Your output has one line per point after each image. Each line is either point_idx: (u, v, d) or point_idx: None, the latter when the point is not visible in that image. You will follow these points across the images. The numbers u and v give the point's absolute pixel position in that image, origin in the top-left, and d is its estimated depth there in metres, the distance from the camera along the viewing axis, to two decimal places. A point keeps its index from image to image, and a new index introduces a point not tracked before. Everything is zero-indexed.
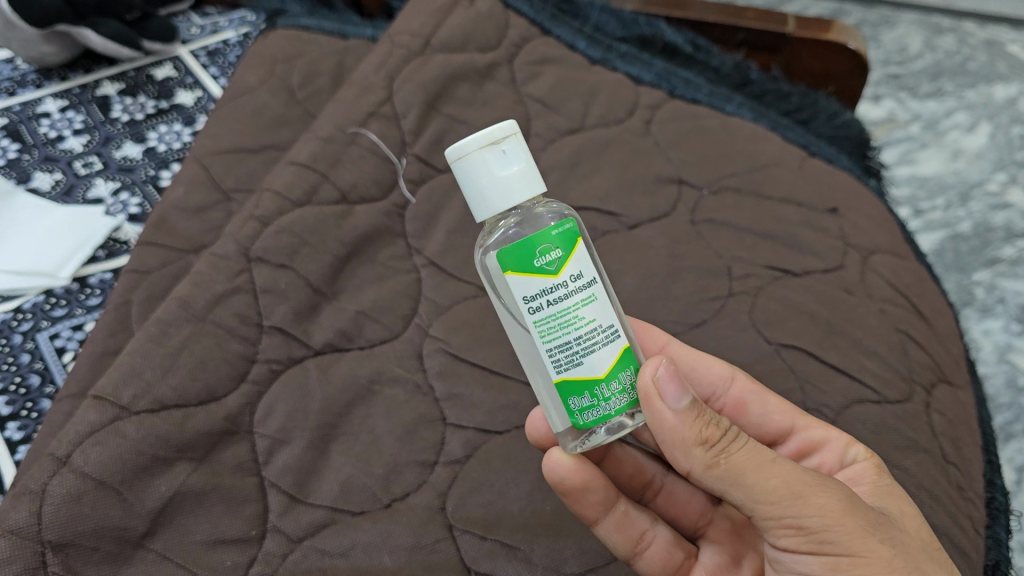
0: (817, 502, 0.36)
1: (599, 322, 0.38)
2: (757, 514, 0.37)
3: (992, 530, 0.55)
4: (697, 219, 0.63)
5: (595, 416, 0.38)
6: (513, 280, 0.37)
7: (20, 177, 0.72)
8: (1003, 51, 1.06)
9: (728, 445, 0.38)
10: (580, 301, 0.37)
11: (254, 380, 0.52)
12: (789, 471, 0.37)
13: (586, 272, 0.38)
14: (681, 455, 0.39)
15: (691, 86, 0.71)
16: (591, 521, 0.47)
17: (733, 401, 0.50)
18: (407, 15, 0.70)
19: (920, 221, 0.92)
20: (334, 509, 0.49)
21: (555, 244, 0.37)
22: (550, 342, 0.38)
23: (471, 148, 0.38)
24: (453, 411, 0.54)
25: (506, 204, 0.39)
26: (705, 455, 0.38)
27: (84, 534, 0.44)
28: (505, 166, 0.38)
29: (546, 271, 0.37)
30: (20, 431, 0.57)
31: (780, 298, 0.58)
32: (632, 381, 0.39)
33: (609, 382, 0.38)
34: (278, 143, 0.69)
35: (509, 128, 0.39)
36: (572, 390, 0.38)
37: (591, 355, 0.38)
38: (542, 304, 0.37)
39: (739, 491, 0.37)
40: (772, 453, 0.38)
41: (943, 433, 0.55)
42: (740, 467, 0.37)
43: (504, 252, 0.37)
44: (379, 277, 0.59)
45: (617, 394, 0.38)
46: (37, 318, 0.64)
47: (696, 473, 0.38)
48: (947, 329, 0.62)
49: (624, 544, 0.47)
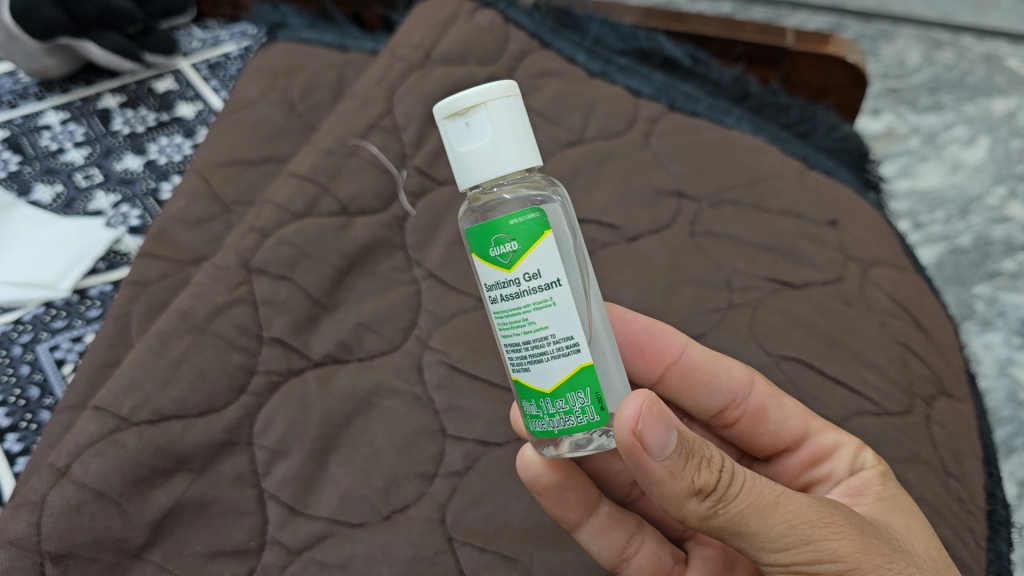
0: (828, 547, 0.36)
1: (550, 330, 0.36)
2: (764, 560, 0.37)
3: (993, 543, 0.54)
4: (697, 230, 0.63)
5: (540, 427, 0.38)
6: (475, 264, 0.38)
7: (21, 189, 0.72)
8: (1002, 65, 1.06)
9: (725, 490, 0.36)
10: (533, 303, 0.36)
11: (254, 392, 0.51)
12: (795, 514, 0.36)
13: (546, 272, 0.36)
14: (673, 505, 0.37)
15: (690, 99, 0.71)
16: (575, 526, 0.47)
17: (755, 407, 0.50)
18: (408, 28, 0.70)
19: (920, 235, 0.92)
20: (333, 522, 0.49)
21: (512, 237, 0.36)
22: (505, 337, 0.38)
23: (441, 116, 0.38)
24: (452, 423, 0.54)
25: (490, 169, 0.37)
26: (701, 507, 0.36)
27: (84, 545, 0.44)
28: (469, 138, 0.37)
29: (500, 263, 0.37)
30: (19, 443, 0.57)
31: (780, 311, 0.59)
32: (582, 405, 0.37)
33: (554, 399, 0.37)
34: (279, 156, 0.69)
35: (478, 95, 0.37)
36: (522, 394, 0.38)
37: (538, 364, 0.37)
38: (496, 297, 0.37)
39: (742, 539, 0.37)
40: (774, 493, 0.37)
41: (944, 446, 0.55)
42: (741, 516, 0.36)
43: (465, 234, 0.38)
44: (379, 289, 0.59)
45: (562, 413, 0.37)
46: (37, 329, 0.64)
47: (692, 521, 0.37)
48: (947, 341, 0.62)
49: (608, 549, 0.48)
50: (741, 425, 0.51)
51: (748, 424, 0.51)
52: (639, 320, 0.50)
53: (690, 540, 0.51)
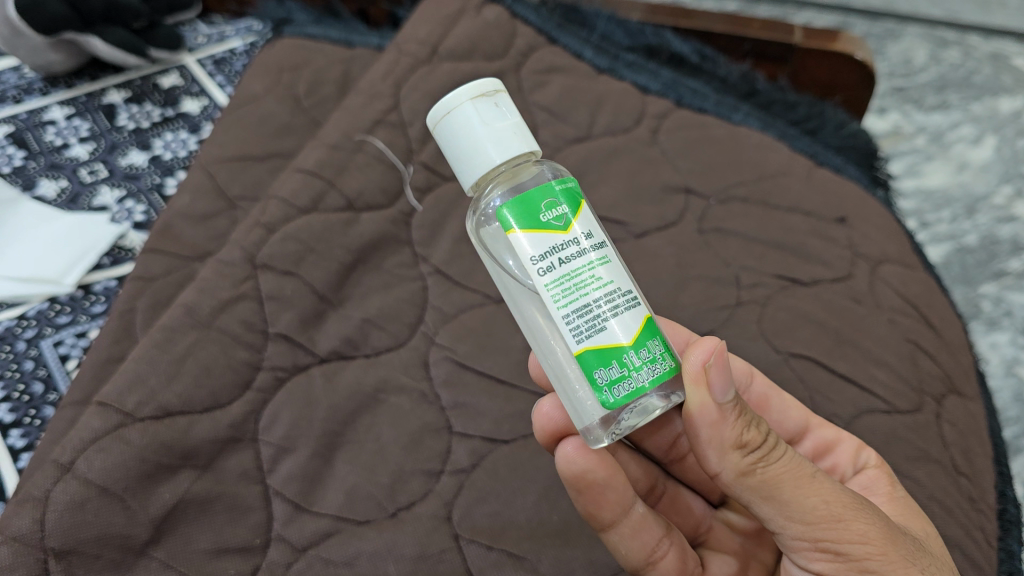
0: (858, 529, 0.36)
1: (617, 283, 0.36)
2: (791, 533, 0.37)
3: (1004, 542, 0.54)
4: (705, 227, 0.63)
5: (626, 392, 0.35)
6: (516, 239, 0.36)
7: (25, 183, 0.72)
8: (1009, 64, 1.06)
9: (768, 453, 0.37)
10: (595, 260, 0.36)
11: (259, 388, 0.51)
12: (829, 491, 0.36)
13: (597, 233, 0.37)
14: (714, 456, 0.37)
15: (697, 96, 0.71)
16: (607, 525, 0.44)
17: (758, 397, 0.50)
18: (414, 23, 0.70)
19: (927, 234, 0.92)
20: (338, 518, 0.49)
21: (561, 201, 0.37)
22: (567, 306, 0.35)
23: (464, 98, 0.38)
24: (459, 420, 0.53)
25: (519, 147, 0.38)
26: (742, 462, 0.36)
27: (88, 541, 0.44)
28: (498, 116, 0.38)
29: (555, 227, 0.36)
30: (22, 438, 0.57)
31: (789, 308, 0.58)
32: (660, 352, 0.36)
33: (638, 350, 0.36)
34: (284, 152, 0.69)
35: (495, 83, 0.39)
36: (597, 360, 0.35)
37: (612, 320, 0.35)
38: (552, 264, 0.35)
39: (773, 507, 0.36)
40: (812, 468, 0.37)
41: (954, 445, 0.54)
42: (778, 481, 0.36)
43: (500, 215, 0.36)
44: (385, 285, 0.58)
45: (648, 362, 0.36)
46: (41, 325, 0.63)
47: (727, 478, 0.37)
48: (956, 339, 0.61)
49: (638, 551, 0.44)
50: None
51: None
52: None
53: (703, 547, 0.50)
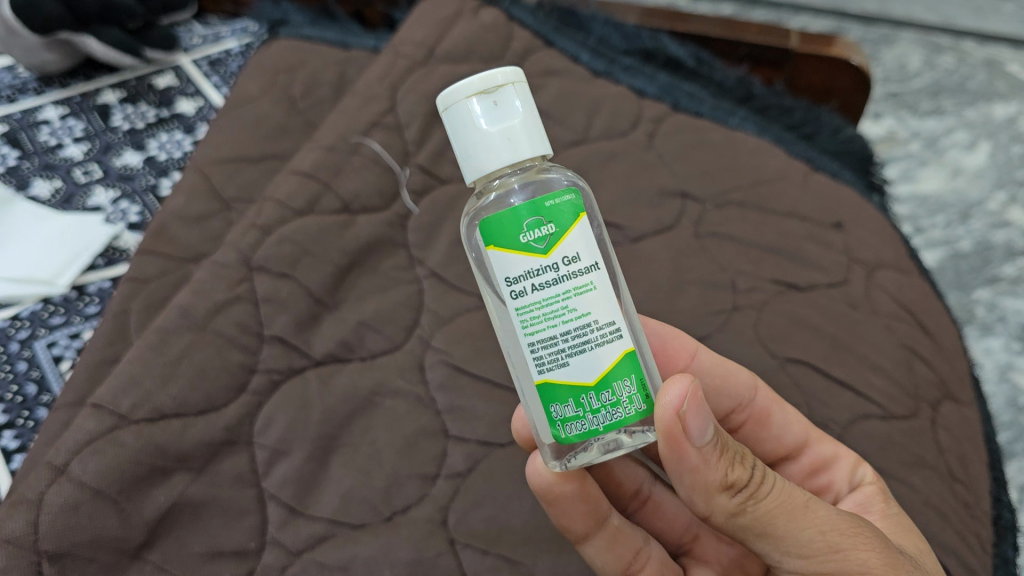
0: (858, 557, 0.35)
1: (593, 317, 0.35)
2: (789, 568, 0.37)
3: (998, 548, 0.54)
4: (701, 231, 0.63)
5: (579, 430, 0.36)
6: (494, 255, 0.36)
7: (18, 184, 0.71)
8: (1003, 70, 1.06)
9: (755, 489, 0.37)
10: (572, 289, 0.35)
11: (254, 391, 0.51)
12: (823, 521, 0.36)
13: (585, 256, 0.35)
14: (702, 500, 0.37)
15: (694, 100, 0.71)
16: (580, 537, 0.45)
17: (760, 410, 0.50)
18: (411, 26, 0.69)
19: (922, 239, 0.92)
20: (334, 523, 0.49)
21: (549, 219, 0.35)
22: (532, 335, 0.35)
23: (466, 94, 0.36)
24: (455, 424, 0.53)
25: (526, 150, 0.37)
26: (730, 503, 0.36)
27: (81, 544, 0.44)
28: (501, 117, 0.36)
29: (535, 249, 0.35)
30: (15, 440, 0.57)
31: (785, 312, 0.58)
32: (628, 394, 0.36)
33: (599, 392, 0.35)
34: (279, 153, 0.69)
35: (509, 75, 0.37)
36: (555, 396, 0.36)
37: (578, 357, 0.35)
38: (525, 289, 0.35)
39: (767, 543, 0.37)
40: (803, 498, 0.37)
41: (949, 450, 0.55)
42: (769, 517, 0.36)
43: (485, 223, 0.36)
44: (381, 288, 0.58)
45: (608, 406, 0.35)
46: (34, 327, 0.63)
47: (718, 519, 0.37)
48: (951, 344, 0.61)
49: (613, 563, 0.45)
50: (745, 430, 0.51)
51: (751, 429, 0.50)
52: (647, 324, 0.49)
53: (687, 556, 0.51)
